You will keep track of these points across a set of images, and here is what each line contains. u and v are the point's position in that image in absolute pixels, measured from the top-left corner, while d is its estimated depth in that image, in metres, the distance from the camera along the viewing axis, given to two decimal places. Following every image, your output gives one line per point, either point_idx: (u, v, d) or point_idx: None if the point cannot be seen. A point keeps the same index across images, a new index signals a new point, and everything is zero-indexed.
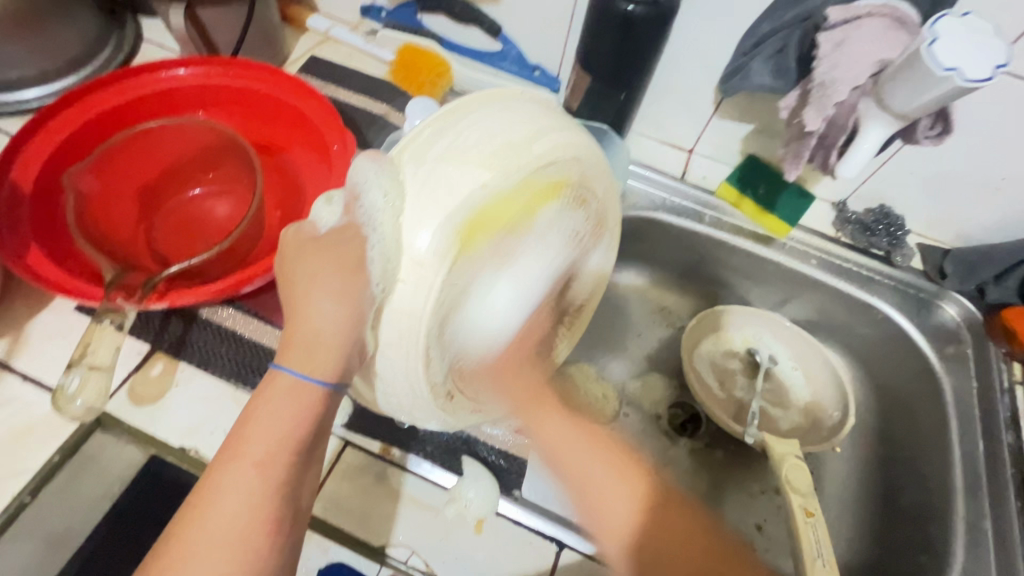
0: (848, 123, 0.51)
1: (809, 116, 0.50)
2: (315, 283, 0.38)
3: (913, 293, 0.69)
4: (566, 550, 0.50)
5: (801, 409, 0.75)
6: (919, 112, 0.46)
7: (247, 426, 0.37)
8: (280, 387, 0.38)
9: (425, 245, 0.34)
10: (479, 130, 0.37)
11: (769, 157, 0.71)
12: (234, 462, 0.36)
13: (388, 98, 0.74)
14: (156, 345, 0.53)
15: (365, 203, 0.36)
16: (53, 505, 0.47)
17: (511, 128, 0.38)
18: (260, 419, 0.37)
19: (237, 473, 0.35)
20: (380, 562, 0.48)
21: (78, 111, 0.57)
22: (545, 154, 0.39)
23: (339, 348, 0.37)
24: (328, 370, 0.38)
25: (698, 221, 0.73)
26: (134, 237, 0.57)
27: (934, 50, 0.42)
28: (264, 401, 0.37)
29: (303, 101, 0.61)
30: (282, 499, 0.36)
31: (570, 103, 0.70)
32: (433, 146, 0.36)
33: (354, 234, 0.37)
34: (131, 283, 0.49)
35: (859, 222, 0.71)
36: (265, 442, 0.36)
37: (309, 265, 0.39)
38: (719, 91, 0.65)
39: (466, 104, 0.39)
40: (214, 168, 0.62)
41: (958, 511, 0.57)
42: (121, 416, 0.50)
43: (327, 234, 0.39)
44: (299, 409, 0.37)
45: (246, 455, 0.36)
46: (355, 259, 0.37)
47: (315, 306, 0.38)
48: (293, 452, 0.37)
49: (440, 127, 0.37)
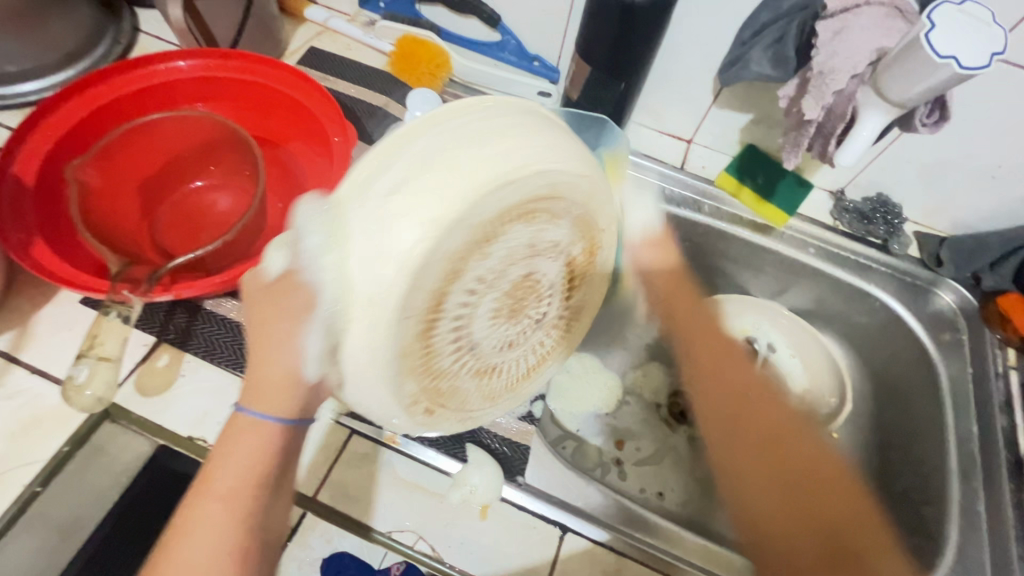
0: (846, 111, 0.50)
1: (808, 106, 0.50)
2: (268, 327, 0.38)
3: (909, 281, 0.70)
4: (569, 535, 0.51)
5: (800, 397, 0.76)
6: (915, 100, 0.46)
7: (215, 463, 0.38)
8: (241, 428, 0.39)
9: (371, 292, 0.33)
10: (426, 162, 0.34)
11: (768, 146, 0.71)
12: (200, 500, 0.37)
13: (387, 89, 0.74)
14: (161, 337, 0.54)
15: (305, 248, 0.35)
16: (63, 494, 0.48)
17: (468, 146, 0.34)
18: (228, 454, 0.38)
19: (204, 509, 0.37)
20: (369, 539, 0.49)
21: (79, 105, 0.57)
22: (508, 171, 0.34)
23: (298, 391, 0.39)
24: (290, 408, 0.39)
25: (697, 210, 0.73)
26: (136, 230, 0.57)
27: (932, 39, 0.42)
28: (228, 440, 0.39)
29: (304, 93, 0.61)
30: (247, 530, 0.38)
31: (571, 93, 0.70)
32: (375, 184, 0.34)
33: (298, 281, 0.36)
34: (135, 276, 0.49)
35: (856, 210, 0.71)
36: (231, 476, 0.38)
37: (262, 314, 0.38)
38: (718, 81, 0.66)
39: (415, 128, 0.35)
40: (216, 161, 0.62)
41: (953, 494, 0.58)
42: (129, 407, 0.51)
43: (276, 281, 0.37)
44: (266, 443, 0.39)
45: (213, 493, 0.38)
46: (301, 308, 0.36)
47: (269, 356, 0.38)
48: (258, 483, 0.38)
49: (384, 160, 0.34)
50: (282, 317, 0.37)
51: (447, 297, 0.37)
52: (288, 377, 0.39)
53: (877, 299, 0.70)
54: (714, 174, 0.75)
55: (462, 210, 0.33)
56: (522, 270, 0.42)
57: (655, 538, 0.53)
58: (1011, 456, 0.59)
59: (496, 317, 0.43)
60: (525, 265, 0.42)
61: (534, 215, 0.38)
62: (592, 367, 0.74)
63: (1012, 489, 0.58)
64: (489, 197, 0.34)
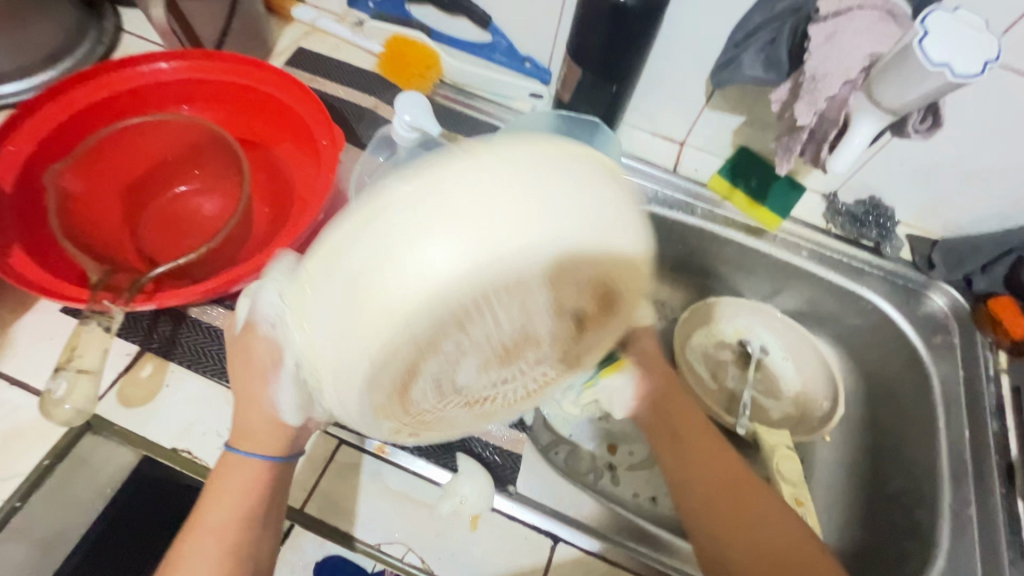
0: (839, 117, 0.49)
1: (800, 110, 0.49)
2: (246, 379, 0.42)
3: (902, 284, 0.70)
4: (560, 545, 0.51)
5: (793, 399, 0.75)
6: (909, 107, 0.46)
7: (208, 498, 0.43)
8: (231, 467, 0.43)
9: (329, 367, 0.30)
10: (401, 242, 0.27)
11: (761, 148, 0.71)
12: (194, 535, 0.41)
13: (376, 90, 0.73)
14: (144, 345, 0.53)
15: (269, 308, 0.35)
16: (44, 508, 0.47)
17: (462, 222, 0.27)
18: (219, 491, 0.43)
19: (198, 544, 0.41)
20: (350, 548, 0.48)
21: (60, 107, 0.55)
22: (505, 249, 0.27)
23: (283, 433, 0.43)
24: (276, 446, 0.44)
25: (690, 213, 0.73)
26: (120, 236, 0.56)
27: (925, 48, 0.42)
28: (219, 479, 0.43)
29: (290, 95, 0.60)
30: (238, 561, 0.41)
31: (562, 95, 0.69)
32: (344, 257, 0.29)
33: (261, 339, 0.38)
34: (118, 284, 0.48)
35: (849, 213, 0.71)
36: (221, 513, 0.42)
37: (240, 370, 0.41)
38: (711, 83, 0.65)
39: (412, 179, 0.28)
40: (201, 165, 0.61)
41: (945, 498, 0.58)
42: (112, 418, 0.50)
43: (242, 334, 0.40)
44: (253, 478, 0.43)
45: (206, 528, 0.42)
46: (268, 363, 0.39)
47: (252, 406, 0.42)
48: (245, 517, 0.42)
49: (360, 226, 0.28)
50: (260, 376, 0.40)
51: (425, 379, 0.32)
52: (269, 423, 0.43)
53: (869, 302, 0.70)
54: (705, 176, 0.74)
55: (431, 297, 0.27)
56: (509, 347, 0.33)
57: (643, 547, 0.53)
58: (1001, 460, 0.59)
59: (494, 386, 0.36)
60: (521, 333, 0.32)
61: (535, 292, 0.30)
62: None
63: (1003, 492, 0.58)
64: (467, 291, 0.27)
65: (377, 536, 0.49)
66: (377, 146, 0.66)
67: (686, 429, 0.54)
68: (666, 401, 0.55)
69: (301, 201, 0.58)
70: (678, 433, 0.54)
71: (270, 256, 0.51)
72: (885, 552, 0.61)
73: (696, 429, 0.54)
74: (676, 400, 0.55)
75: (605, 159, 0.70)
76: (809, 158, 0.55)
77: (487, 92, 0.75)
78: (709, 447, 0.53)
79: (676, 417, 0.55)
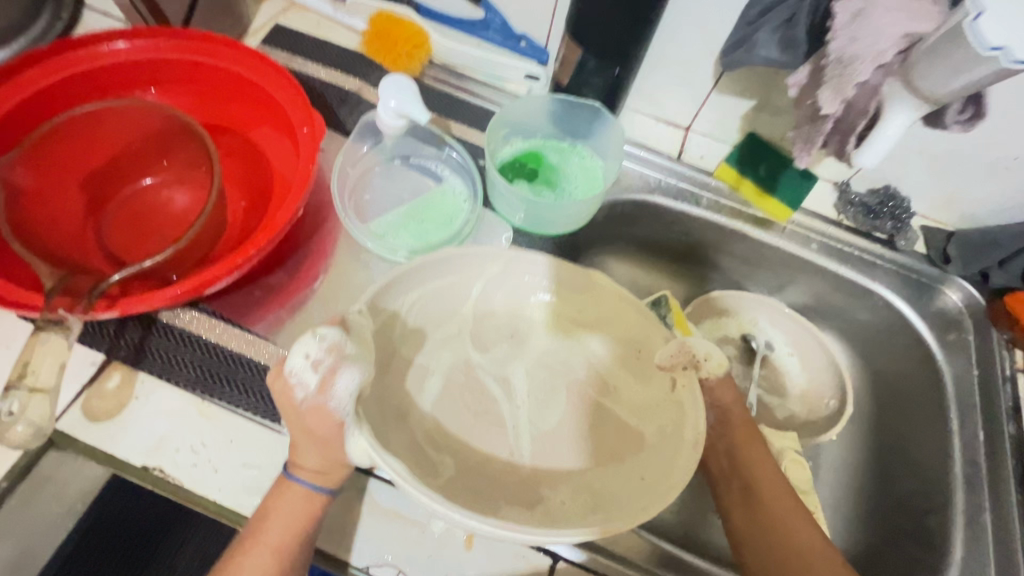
0: (869, 106, 0.45)
1: (826, 99, 0.44)
2: (307, 432, 0.43)
3: (914, 278, 0.67)
4: (560, 563, 0.48)
5: (798, 397, 0.73)
6: (951, 95, 0.42)
7: (268, 519, 0.43)
8: (290, 493, 0.44)
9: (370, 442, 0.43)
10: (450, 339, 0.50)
11: (771, 135, 0.67)
12: (256, 549, 0.42)
13: (361, 72, 0.68)
14: (111, 353, 0.49)
15: (337, 390, 0.42)
16: (8, 528, 0.44)
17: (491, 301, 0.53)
18: (276, 513, 0.43)
19: (256, 558, 0.42)
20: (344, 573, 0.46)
21: (10, 90, 0.50)
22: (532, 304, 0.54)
23: (340, 472, 0.45)
24: (331, 482, 0.45)
25: (695, 204, 0.69)
26: (80, 234, 0.51)
27: (979, 27, 0.38)
28: (278, 499, 0.44)
29: (265, 77, 0.55)
30: None
31: (561, 77, 0.64)
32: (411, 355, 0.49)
33: (323, 410, 0.42)
34: (76, 287, 0.44)
35: (862, 204, 0.67)
36: (277, 531, 0.43)
37: (303, 425, 0.43)
38: (720, 64, 0.61)
39: (464, 280, 0.52)
40: (169, 155, 0.56)
41: (958, 504, 0.57)
42: (76, 433, 0.46)
43: (307, 403, 0.42)
44: (311, 508, 0.44)
45: (264, 541, 0.43)
46: (332, 428, 0.42)
47: (305, 449, 0.43)
48: (301, 540, 0.43)
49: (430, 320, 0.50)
50: (324, 435, 0.43)
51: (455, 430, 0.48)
52: (327, 463, 0.44)
53: (880, 297, 0.67)
54: (713, 165, 0.70)
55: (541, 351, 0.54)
56: (531, 378, 0.52)
57: (632, 551, 0.51)
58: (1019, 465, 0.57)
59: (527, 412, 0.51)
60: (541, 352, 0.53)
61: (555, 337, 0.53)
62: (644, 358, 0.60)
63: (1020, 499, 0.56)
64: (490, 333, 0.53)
65: (362, 558, 0.46)
66: (362, 133, 0.61)
67: (751, 454, 0.56)
68: (743, 426, 0.57)
69: (280, 195, 0.54)
70: (748, 460, 0.55)
71: (246, 258, 0.47)
72: (892, 558, 0.60)
73: (758, 452, 0.56)
74: (745, 423, 0.58)
75: (605, 146, 0.65)
76: (829, 151, 0.50)
77: (480, 73, 0.70)
78: (765, 465, 0.55)
79: (745, 444, 0.56)
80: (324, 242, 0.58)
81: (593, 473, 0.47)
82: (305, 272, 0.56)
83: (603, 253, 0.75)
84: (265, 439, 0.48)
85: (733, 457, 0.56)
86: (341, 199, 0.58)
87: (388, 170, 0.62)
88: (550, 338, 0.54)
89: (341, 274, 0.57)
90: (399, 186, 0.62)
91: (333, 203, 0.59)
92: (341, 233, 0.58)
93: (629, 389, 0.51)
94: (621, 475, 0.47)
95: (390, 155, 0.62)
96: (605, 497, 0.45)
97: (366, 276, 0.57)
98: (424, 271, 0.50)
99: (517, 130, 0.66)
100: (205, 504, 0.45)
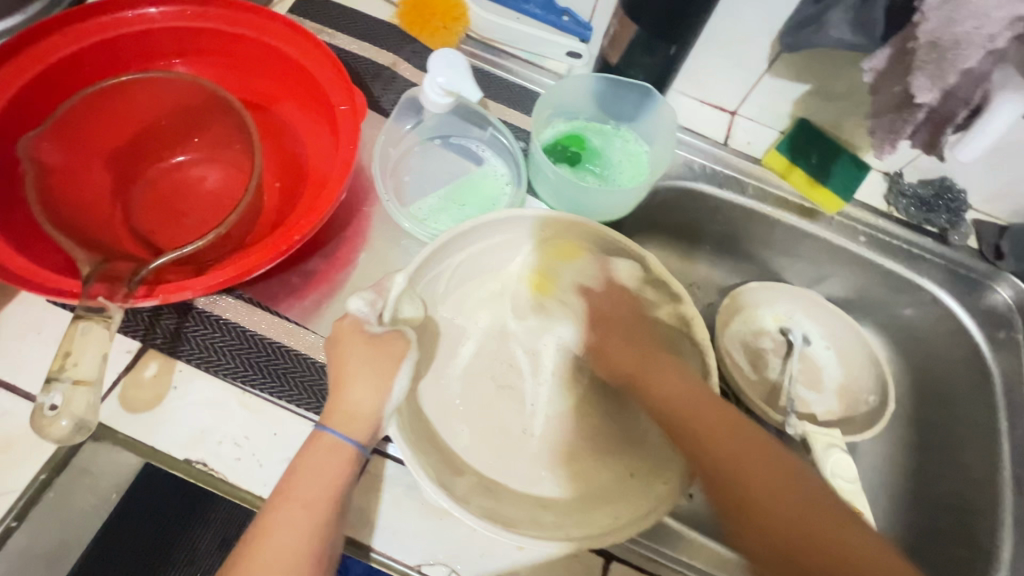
0: (973, 96, 0.43)
1: (920, 85, 0.42)
2: (361, 370, 0.42)
3: (963, 273, 0.65)
4: (613, 563, 0.46)
5: (836, 393, 0.70)
6: None
7: (296, 475, 0.40)
8: (321, 447, 0.41)
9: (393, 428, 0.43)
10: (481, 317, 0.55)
11: (824, 121, 0.64)
12: (285, 503, 0.39)
13: (393, 45, 0.64)
14: (147, 341, 0.47)
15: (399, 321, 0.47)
16: (43, 522, 0.43)
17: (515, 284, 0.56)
18: (305, 469, 0.40)
19: (286, 514, 0.39)
20: (365, 558, 0.43)
21: (28, 61, 0.47)
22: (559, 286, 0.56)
23: (372, 417, 0.42)
24: (362, 433, 0.42)
25: (740, 192, 0.66)
26: (111, 216, 0.49)
27: None
28: (308, 455, 0.41)
29: (300, 49, 0.51)
30: (321, 539, 0.39)
31: (609, 56, 0.61)
32: (448, 340, 0.52)
33: (396, 337, 0.44)
34: (115, 273, 0.42)
35: (915, 196, 0.65)
36: (310, 485, 0.40)
37: (364, 352, 0.43)
38: (779, 44, 0.57)
39: (487, 262, 0.54)
40: (200, 132, 0.53)
41: (1007, 506, 0.57)
42: (115, 425, 0.44)
43: (382, 332, 0.44)
44: (339, 463, 0.41)
45: (295, 495, 0.39)
46: (395, 359, 0.43)
47: (356, 381, 0.42)
48: (336, 495, 0.40)
49: (453, 297, 0.53)
50: (381, 359, 0.43)
51: (490, 413, 0.51)
52: (365, 406, 0.42)
53: (927, 292, 0.65)
54: (760, 151, 0.67)
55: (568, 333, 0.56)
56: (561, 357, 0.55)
57: (690, 555, 0.48)
58: None
59: (550, 390, 0.54)
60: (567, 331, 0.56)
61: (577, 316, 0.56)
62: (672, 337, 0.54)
63: None
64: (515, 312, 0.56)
65: (385, 541, 0.44)
66: (401, 112, 0.57)
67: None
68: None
69: (319, 178, 0.51)
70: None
71: (289, 244, 0.44)
72: (937, 558, 0.60)
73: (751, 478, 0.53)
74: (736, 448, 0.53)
75: (652, 128, 0.62)
76: (917, 143, 0.49)
77: (519, 50, 0.66)
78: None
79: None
80: (360, 227, 0.55)
81: (595, 464, 0.50)
82: (342, 256, 0.54)
83: (638, 241, 0.72)
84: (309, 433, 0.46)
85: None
86: (381, 180, 0.55)
87: (427, 150, 0.59)
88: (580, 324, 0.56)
89: (378, 260, 0.54)
90: (438, 166, 0.59)
91: (373, 184, 0.57)
92: (380, 216, 0.56)
93: None
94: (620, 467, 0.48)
95: (429, 135, 0.60)
96: (601, 494, 0.48)
97: (404, 262, 0.54)
98: (449, 250, 0.50)
99: (560, 111, 0.62)
100: (249, 499, 0.44)
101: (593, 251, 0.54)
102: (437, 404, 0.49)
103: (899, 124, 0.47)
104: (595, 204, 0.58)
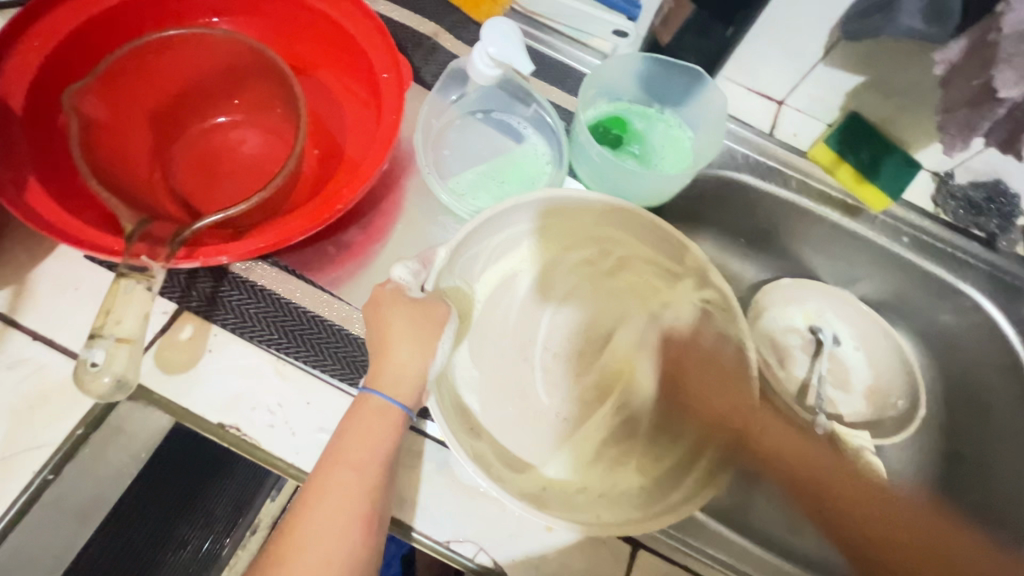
0: None
1: (1004, 81, 0.43)
2: (403, 336, 0.43)
3: (1007, 281, 0.62)
4: (642, 551, 0.46)
5: (864, 395, 0.69)
6: None
7: (345, 436, 0.41)
8: (367, 409, 0.42)
9: (433, 402, 0.43)
10: (508, 295, 0.54)
11: (876, 116, 0.62)
12: (337, 466, 0.40)
13: (433, 13, 0.61)
14: (183, 304, 0.46)
15: (432, 287, 0.46)
16: (78, 477, 0.44)
17: (541, 256, 0.55)
18: (355, 429, 0.41)
19: (337, 477, 0.40)
20: (407, 537, 0.44)
21: (70, 10, 0.46)
22: (593, 258, 0.56)
23: (417, 380, 0.43)
24: (409, 394, 0.43)
25: (783, 185, 0.64)
26: (151, 176, 0.48)
27: None
28: (356, 417, 0.42)
29: (344, 13, 0.50)
30: (372, 502, 0.40)
31: (660, 36, 0.59)
32: (478, 318, 0.52)
33: (438, 304, 0.45)
34: (156, 233, 0.41)
35: (965, 198, 0.63)
36: (359, 446, 0.41)
37: (405, 317, 0.43)
38: (839, 32, 0.55)
39: (515, 238, 0.53)
40: (240, 93, 0.52)
41: None
42: (150, 385, 0.44)
43: (424, 298, 0.45)
44: (386, 425, 0.42)
45: (344, 457, 0.40)
46: (435, 322, 0.44)
47: (400, 345, 0.43)
48: (384, 460, 0.41)
49: (491, 273, 0.53)
50: (423, 324, 0.44)
51: (516, 396, 0.51)
52: (411, 364, 0.43)
53: (968, 298, 0.63)
54: (806, 144, 0.65)
55: (588, 310, 0.56)
56: (586, 339, 0.55)
57: (718, 548, 0.48)
58: None
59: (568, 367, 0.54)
60: (589, 305, 0.56)
61: (604, 291, 0.56)
62: (707, 325, 0.52)
63: None
64: (537, 283, 0.55)
65: (421, 519, 0.44)
66: (447, 83, 0.56)
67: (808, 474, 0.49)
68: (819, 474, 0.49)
69: (360, 150, 0.50)
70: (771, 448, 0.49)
71: (332, 213, 0.43)
72: None
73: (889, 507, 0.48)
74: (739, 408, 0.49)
75: (702, 112, 0.60)
76: (992, 142, 0.49)
77: (564, 24, 0.63)
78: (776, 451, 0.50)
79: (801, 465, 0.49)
80: (397, 200, 0.54)
81: (624, 452, 0.50)
82: (377, 226, 0.53)
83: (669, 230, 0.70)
84: (343, 405, 0.46)
85: (809, 481, 0.49)
86: (422, 152, 0.54)
87: (467, 125, 0.58)
88: (608, 309, 0.56)
89: (412, 233, 0.53)
90: (478, 141, 0.58)
91: (414, 157, 0.56)
92: (417, 191, 0.55)
93: (686, 363, 0.53)
94: (680, 372, 0.53)
95: (471, 109, 0.58)
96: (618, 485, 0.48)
97: (440, 237, 0.53)
98: (483, 232, 0.49)
99: (605, 92, 0.60)
100: (283, 468, 0.44)
101: (630, 235, 0.52)
102: (469, 382, 0.49)
103: (975, 118, 0.47)
104: (634, 192, 0.56)
